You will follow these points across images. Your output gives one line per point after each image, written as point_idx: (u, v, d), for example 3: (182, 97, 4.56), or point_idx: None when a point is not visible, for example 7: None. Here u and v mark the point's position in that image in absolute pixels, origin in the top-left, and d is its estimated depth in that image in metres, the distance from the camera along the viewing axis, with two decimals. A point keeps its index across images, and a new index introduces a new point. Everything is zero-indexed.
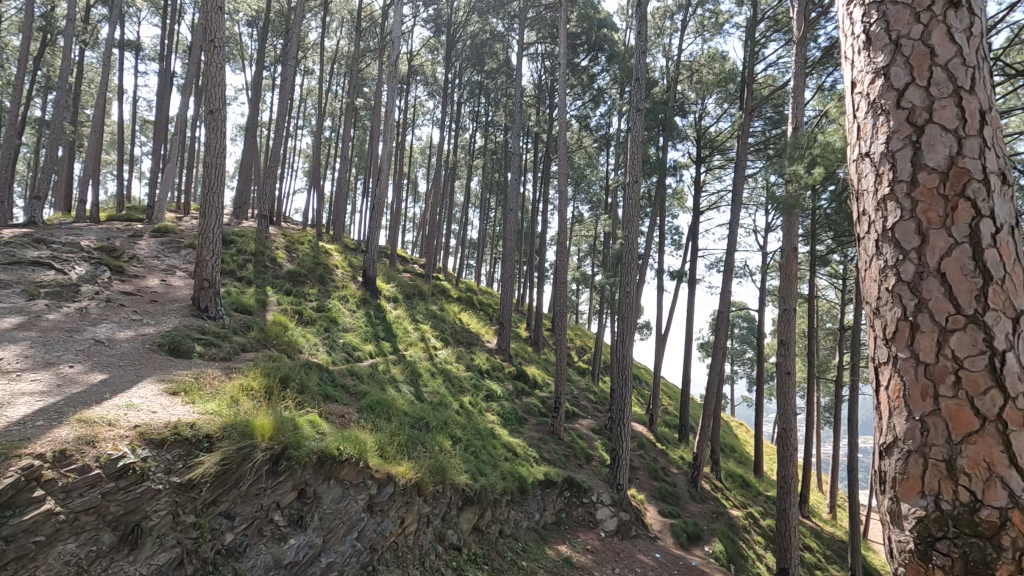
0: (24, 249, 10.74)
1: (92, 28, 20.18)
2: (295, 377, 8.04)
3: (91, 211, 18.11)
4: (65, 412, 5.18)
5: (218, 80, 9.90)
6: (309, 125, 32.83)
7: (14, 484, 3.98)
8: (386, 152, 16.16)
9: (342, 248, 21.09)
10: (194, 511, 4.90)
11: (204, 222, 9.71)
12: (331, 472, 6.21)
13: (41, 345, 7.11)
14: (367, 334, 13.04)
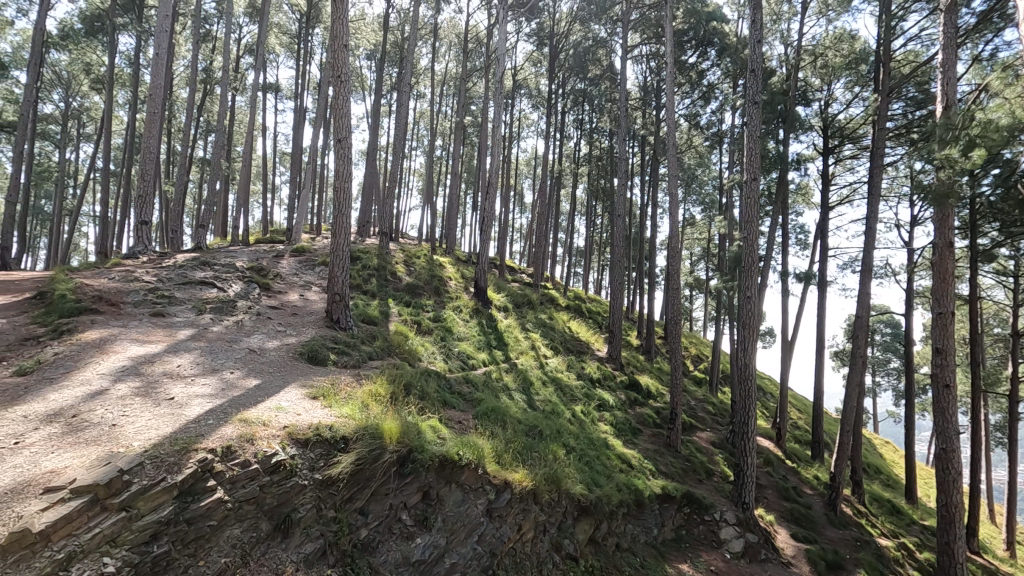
0: (194, 270, 12.50)
1: (241, 75, 23.09)
2: (416, 384, 8.52)
3: (244, 236, 20.65)
4: (229, 412, 5.93)
5: (345, 111, 10.85)
6: (423, 145, 34.85)
7: (193, 474, 4.62)
8: (494, 166, 16.65)
9: (455, 260, 22.03)
10: (333, 506, 5.35)
11: (335, 241, 10.63)
12: (452, 475, 6.45)
13: (208, 354, 8.21)
14: (480, 342, 13.48)
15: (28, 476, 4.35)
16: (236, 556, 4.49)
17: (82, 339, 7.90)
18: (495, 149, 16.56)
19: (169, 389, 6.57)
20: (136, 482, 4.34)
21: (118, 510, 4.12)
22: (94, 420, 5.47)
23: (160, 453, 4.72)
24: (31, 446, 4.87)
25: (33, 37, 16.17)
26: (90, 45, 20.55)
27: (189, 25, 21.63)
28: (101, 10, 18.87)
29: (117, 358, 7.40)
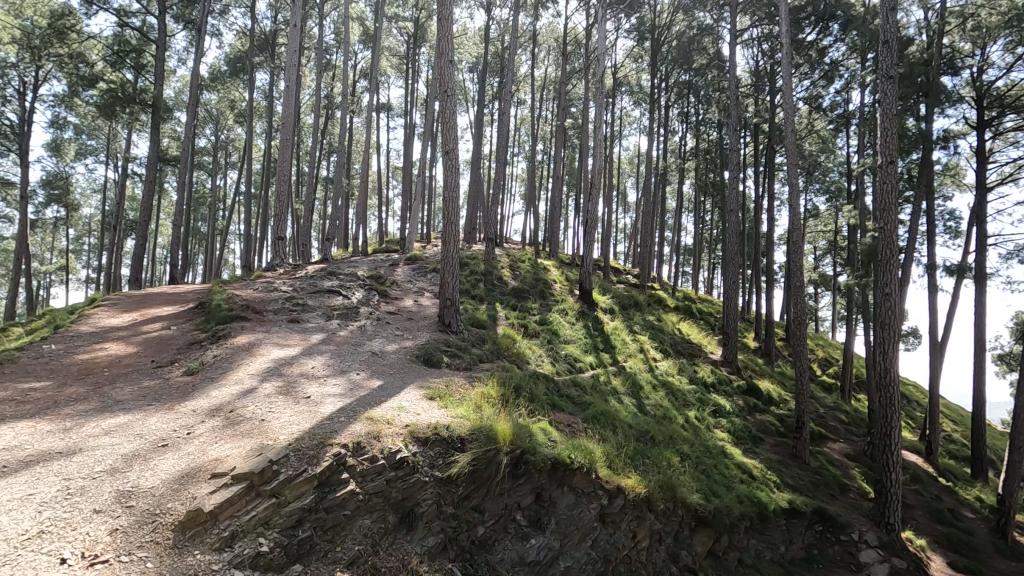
0: (322, 279, 13.74)
1: (358, 98, 24.98)
2: (526, 387, 8.65)
3: (363, 247, 22.30)
4: (358, 411, 6.42)
5: (451, 123, 11.31)
6: (524, 150, 35.40)
7: (329, 466, 5.06)
8: (596, 166, 16.47)
9: (559, 263, 22.11)
10: (452, 503, 5.58)
11: (445, 248, 11.08)
12: (564, 478, 6.43)
13: (337, 356, 8.97)
14: (587, 345, 13.40)
15: (198, 463, 5.04)
16: (368, 544, 4.83)
17: (234, 343, 8.98)
18: (597, 150, 16.39)
19: (305, 388, 7.26)
20: (282, 472, 4.85)
21: (269, 497, 4.62)
22: (247, 415, 6.19)
23: (302, 447, 5.23)
24: (199, 437, 5.63)
25: (190, 81, 18.70)
26: (234, 83, 23.37)
27: (313, 57, 23.81)
28: (242, 52, 21.37)
29: (262, 360, 8.33)
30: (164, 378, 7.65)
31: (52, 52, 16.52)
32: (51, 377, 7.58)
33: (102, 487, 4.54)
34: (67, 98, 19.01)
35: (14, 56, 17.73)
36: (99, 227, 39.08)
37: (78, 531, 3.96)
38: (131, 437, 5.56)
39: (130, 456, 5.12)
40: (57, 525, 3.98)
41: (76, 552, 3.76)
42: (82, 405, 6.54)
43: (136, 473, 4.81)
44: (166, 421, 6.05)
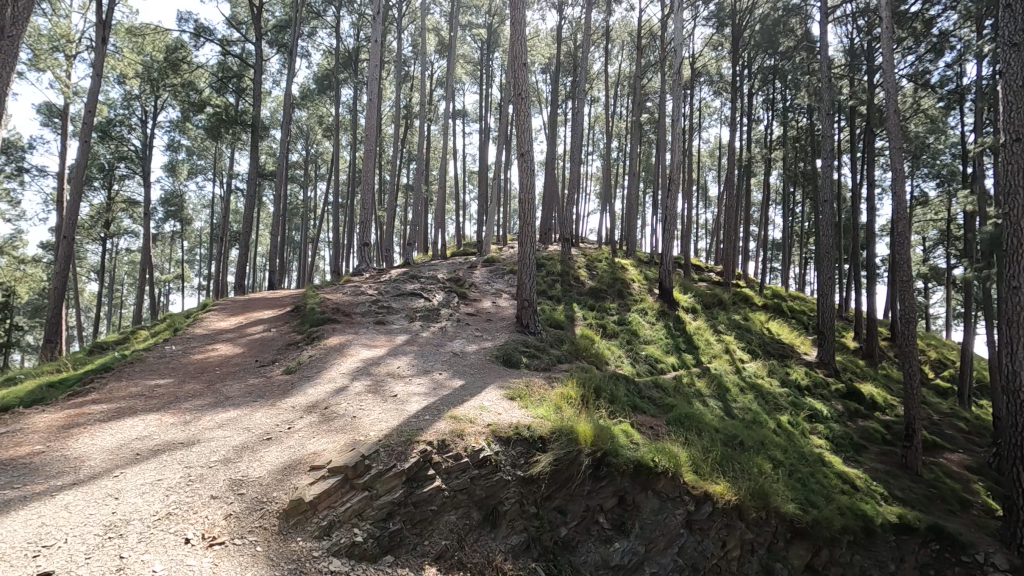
0: (405, 283, 14.31)
1: (435, 107, 25.78)
2: (606, 388, 8.53)
3: (442, 250, 22.95)
4: (441, 409, 6.61)
5: (526, 125, 11.39)
6: (599, 149, 34.95)
7: (417, 462, 5.25)
8: (674, 161, 15.95)
9: (637, 262, 21.64)
10: (534, 503, 5.62)
11: (522, 250, 11.17)
12: (648, 482, 6.26)
13: (420, 356, 9.30)
14: (668, 345, 12.99)
15: (299, 455, 5.40)
16: (453, 540, 4.96)
17: (327, 344, 9.56)
18: (675, 145, 15.87)
19: (392, 387, 7.59)
20: (374, 466, 5.10)
21: (362, 490, 4.87)
22: (340, 412, 6.56)
23: (391, 443, 5.47)
24: (298, 431, 6.04)
25: (283, 101, 20.12)
26: (322, 101, 24.87)
27: (392, 70, 24.87)
28: (328, 70, 22.73)
29: (352, 359, 8.80)
30: (266, 377, 8.28)
31: (168, 82, 18.39)
32: (172, 375, 8.42)
33: (217, 476, 4.98)
34: (180, 123, 21.07)
35: (137, 88, 19.91)
36: (208, 239, 42.96)
37: (198, 514, 4.38)
38: (240, 431, 6.07)
39: (240, 447, 5.59)
40: (181, 508, 4.42)
41: (197, 533, 4.15)
42: (198, 400, 7.22)
43: (245, 463, 5.24)
44: (269, 416, 6.55)
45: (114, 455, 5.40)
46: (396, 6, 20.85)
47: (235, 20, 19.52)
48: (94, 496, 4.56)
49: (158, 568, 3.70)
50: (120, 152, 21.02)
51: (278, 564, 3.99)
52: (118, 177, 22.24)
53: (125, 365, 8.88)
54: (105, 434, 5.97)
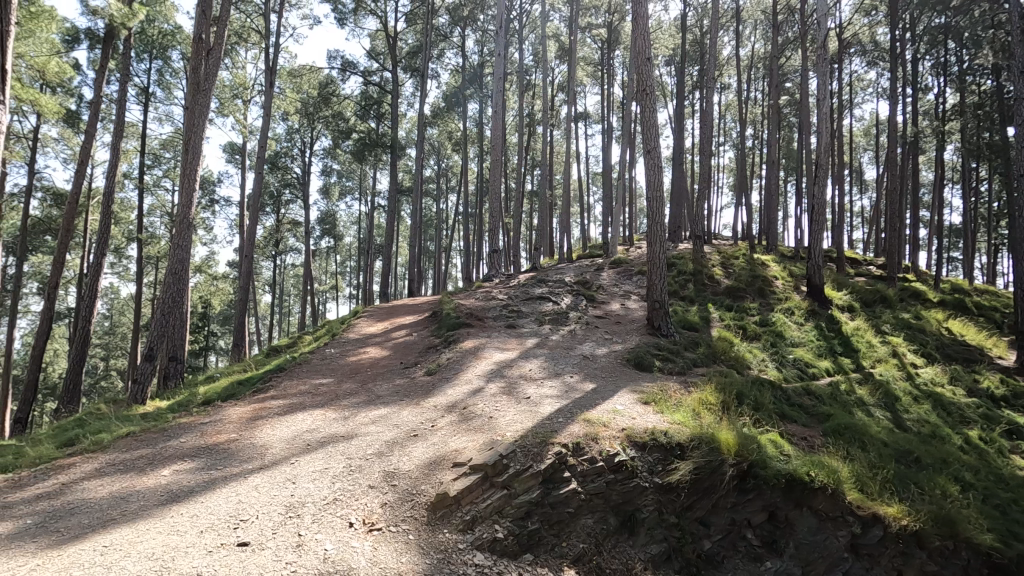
0: (534, 287, 14.59)
1: (557, 112, 26.03)
2: (749, 394, 7.95)
3: (567, 254, 23.02)
4: (574, 412, 6.63)
5: (653, 121, 11.03)
6: (732, 138, 32.72)
7: (552, 464, 5.32)
8: (821, 144, 14.40)
9: (779, 257, 19.89)
10: (674, 512, 5.39)
11: (651, 250, 10.82)
12: (803, 499, 5.67)
13: (551, 359, 9.42)
14: (821, 349, 11.75)
15: (442, 452, 5.76)
16: (591, 543, 4.94)
17: (462, 347, 10.07)
18: (822, 126, 14.33)
19: (525, 389, 7.77)
20: (512, 465, 5.27)
21: (501, 488, 5.05)
22: (478, 412, 6.87)
23: (527, 444, 5.60)
24: (441, 429, 6.43)
25: (417, 121, 21.61)
26: (451, 117, 26.33)
27: (515, 80, 25.58)
28: (455, 88, 24.01)
29: (486, 362, 9.16)
30: (410, 378, 8.94)
31: (322, 115, 20.71)
32: (332, 375, 9.44)
33: (373, 467, 5.48)
34: (331, 150, 23.59)
35: (298, 123, 22.68)
36: (357, 252, 47.49)
37: (359, 501, 4.85)
38: (390, 427, 6.62)
39: (391, 442, 6.10)
40: (345, 495, 4.94)
41: (359, 519, 4.59)
42: (355, 398, 8.01)
43: (396, 457, 5.71)
44: (415, 414, 7.06)
45: (290, 445, 6.20)
46: (517, 18, 21.44)
47: (374, 52, 21.43)
48: (276, 480, 5.26)
49: (328, 546, 4.15)
50: (286, 179, 24.08)
51: (429, 553, 4.28)
52: (284, 201, 25.49)
53: (294, 366, 10.14)
54: (283, 426, 6.87)
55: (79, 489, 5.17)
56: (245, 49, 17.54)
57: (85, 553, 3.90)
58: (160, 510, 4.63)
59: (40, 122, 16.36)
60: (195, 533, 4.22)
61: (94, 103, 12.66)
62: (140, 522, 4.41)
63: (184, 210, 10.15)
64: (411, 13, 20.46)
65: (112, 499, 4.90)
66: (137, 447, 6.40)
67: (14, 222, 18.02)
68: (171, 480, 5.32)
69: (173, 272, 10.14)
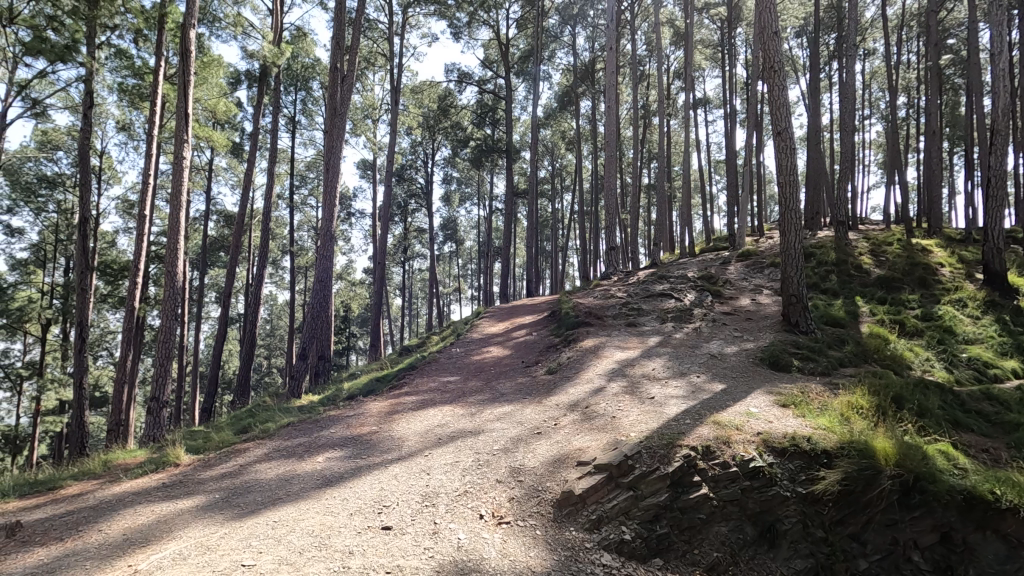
0: (654, 283, 14.13)
1: (673, 100, 24.98)
2: (911, 398, 7.02)
3: (689, 248, 21.95)
4: (703, 414, 6.31)
5: (782, 99, 10.14)
6: (880, 109, 29.06)
7: (681, 467, 5.13)
8: (998, 106, 12.25)
9: (946, 241, 17.27)
10: (822, 526, 4.88)
11: (785, 239, 9.95)
12: (986, 520, 4.72)
13: (675, 358, 9.05)
14: (1004, 346, 9.99)
15: (566, 450, 5.80)
16: (727, 553, 4.65)
17: (582, 346, 10.04)
18: (997, 85, 12.18)
19: (649, 389, 7.55)
20: (637, 467, 5.17)
21: (627, 489, 4.98)
22: (600, 412, 6.81)
23: (652, 445, 5.47)
24: (563, 428, 6.47)
25: (531, 124, 21.96)
26: (564, 118, 26.42)
27: (629, 73, 24.99)
28: (567, 87, 24.08)
29: (607, 361, 9.06)
30: (532, 376, 9.09)
31: (442, 127, 21.84)
32: (458, 373, 9.92)
33: (499, 462, 5.68)
34: (451, 159, 24.79)
35: (420, 136, 24.17)
36: (477, 255, 49.41)
37: (488, 495, 5.05)
38: (514, 424, 6.80)
39: (515, 440, 6.27)
40: (475, 488, 5.17)
41: (488, 512, 4.79)
42: (480, 396, 8.33)
43: (521, 454, 5.85)
44: (538, 413, 7.17)
45: (423, 439, 6.61)
46: (628, 9, 20.91)
47: (487, 61, 22.16)
48: (413, 470, 5.66)
49: (462, 535, 4.37)
50: (411, 190, 25.78)
51: (556, 550, 4.34)
52: (410, 210, 27.33)
53: (425, 364, 10.80)
54: (417, 421, 7.36)
55: (253, 470, 5.97)
56: (373, 72, 19.08)
57: (260, 526, 4.49)
58: (317, 493, 5.19)
59: (213, 155, 19.16)
60: (347, 515, 4.67)
61: (254, 135, 14.54)
62: (302, 502, 4.99)
63: (327, 223, 11.24)
64: (523, 18, 20.87)
65: (278, 480, 5.60)
66: (295, 435, 7.24)
67: (197, 242, 21.30)
68: (325, 466, 5.95)
69: (319, 279, 11.30)
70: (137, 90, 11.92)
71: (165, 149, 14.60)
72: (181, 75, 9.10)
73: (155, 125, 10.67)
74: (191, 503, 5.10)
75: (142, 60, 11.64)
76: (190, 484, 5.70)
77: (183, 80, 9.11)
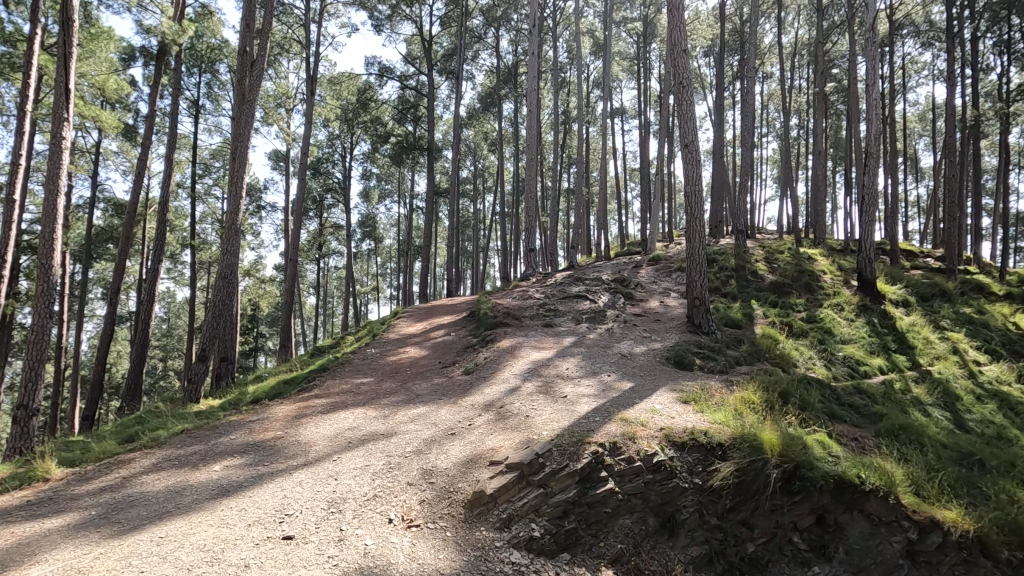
0: (571, 285, 14.53)
1: (592, 108, 25.83)
2: (795, 394, 7.70)
3: (605, 251, 22.78)
4: (612, 411, 6.56)
5: (689, 113, 10.74)
6: (776, 129, 31.71)
7: (589, 463, 5.29)
8: (872, 132, 13.69)
9: (827, 250, 19.10)
10: (716, 514, 5.23)
11: (690, 245, 10.55)
12: (855, 502, 5.26)
13: (589, 358, 9.36)
14: (873, 346, 11.23)
15: (478, 450, 5.82)
16: (630, 544, 4.86)
17: (499, 346, 10.11)
18: (871, 113, 13.63)
19: (562, 388, 7.74)
20: (547, 465, 5.26)
21: (537, 486, 5.06)
22: (514, 411, 6.89)
23: (563, 443, 5.61)
24: (477, 428, 6.48)
25: (454, 123, 21.80)
26: (486, 119, 26.53)
27: (550, 78, 25.54)
28: (490, 88, 24.18)
29: (523, 361, 9.17)
30: (448, 377, 9.03)
31: (362, 120, 21.17)
32: (373, 375, 9.66)
33: (411, 464, 5.59)
34: (370, 154, 24.13)
35: (338, 129, 23.32)
36: (396, 254, 48.39)
37: (398, 498, 4.95)
38: (428, 426, 6.71)
39: (429, 441, 6.20)
40: (384, 491, 5.05)
41: (398, 515, 4.70)
42: (394, 397, 8.15)
43: (434, 455, 5.80)
44: (453, 414, 7.13)
45: (332, 442, 6.37)
46: (551, 16, 21.33)
47: (410, 57, 21.80)
48: (319, 476, 5.42)
49: (369, 541, 4.26)
50: (328, 184, 24.80)
51: (466, 550, 4.33)
52: (326, 206, 26.16)
53: (337, 366, 10.41)
54: (326, 424, 7.06)
55: (138, 482, 5.47)
56: (288, 58, 18.14)
57: (142, 544, 4.11)
58: (211, 504, 4.84)
59: (101, 137, 17.36)
60: (244, 526, 4.40)
61: (149, 117, 13.32)
62: (194, 514, 4.64)
63: (232, 217, 10.53)
64: (446, 16, 20.60)
65: (167, 493, 5.17)
66: (189, 443, 6.71)
67: (80, 232, 19.21)
68: (222, 475, 5.57)
69: (222, 276, 10.54)
70: (7, 59, 10.57)
71: (41, 127, 13.00)
72: (62, 45, 8.14)
73: (29, 100, 9.47)
74: (62, 521, 4.58)
75: (13, 26, 10.35)
76: (62, 500, 5.12)
77: (64, 52, 8.15)
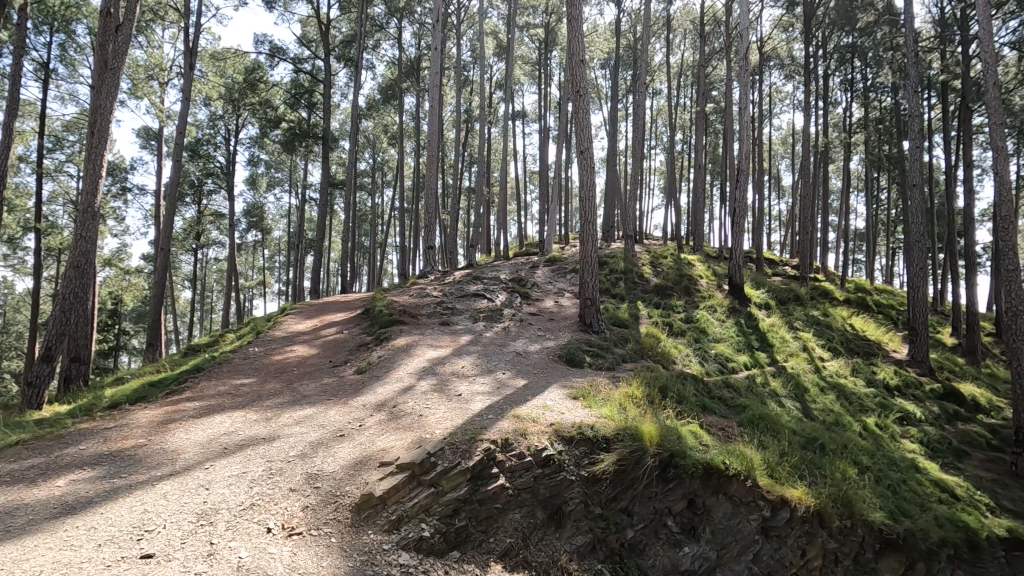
0: (469, 283, 14.57)
1: (494, 109, 26.06)
2: (673, 388, 8.31)
3: (504, 250, 23.09)
4: (505, 408, 6.66)
5: (585, 121, 11.20)
6: (663, 142, 34.03)
7: (481, 460, 5.34)
8: (744, 150, 15.14)
9: (704, 257, 20.85)
10: (600, 503, 5.50)
11: (583, 248, 11.01)
12: (719, 486, 5.80)
13: (485, 356, 9.44)
14: (739, 344, 12.45)
15: (369, 451, 5.66)
16: (518, 538, 4.97)
17: (394, 345, 9.88)
18: (744, 133, 15.07)
19: (457, 386, 7.74)
20: (440, 464, 5.23)
21: (428, 486, 5.02)
22: (407, 411, 6.76)
23: (456, 441, 5.60)
24: (368, 429, 6.29)
25: (352, 113, 20.92)
26: (386, 110, 25.77)
27: (453, 76, 25.38)
28: (391, 80, 23.54)
29: (419, 359, 9.05)
30: (338, 377, 8.66)
31: (248, 101, 19.64)
32: (255, 375, 9.01)
33: (295, 469, 5.29)
34: (258, 138, 22.50)
35: (221, 109, 21.47)
36: (286, 247, 45.55)
37: (279, 505, 4.67)
38: (315, 428, 6.40)
39: (315, 444, 5.90)
40: (264, 499, 4.74)
41: (278, 523, 4.43)
42: (279, 398, 7.67)
43: (320, 458, 5.53)
44: (343, 414, 6.86)
45: (205, 449, 5.85)
46: (455, 13, 21.20)
47: (305, 39, 20.63)
48: (188, 486, 4.96)
49: (243, 553, 3.96)
50: (208, 168, 22.72)
51: (351, 556, 4.18)
52: (206, 191, 23.97)
53: (214, 365, 9.58)
54: (198, 429, 6.47)
55: None
56: (162, 27, 16.36)
57: None
58: (52, 525, 4.24)
59: None
60: (93, 547, 3.91)
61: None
62: (27, 538, 4.04)
63: (89, 199, 9.29)
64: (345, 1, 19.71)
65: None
66: (25, 456, 5.82)
67: None
68: (67, 491, 4.90)
69: (74, 265, 9.24)
70: None
71: None
72: None
73: None
74: None
75: None
76: None
77: None
